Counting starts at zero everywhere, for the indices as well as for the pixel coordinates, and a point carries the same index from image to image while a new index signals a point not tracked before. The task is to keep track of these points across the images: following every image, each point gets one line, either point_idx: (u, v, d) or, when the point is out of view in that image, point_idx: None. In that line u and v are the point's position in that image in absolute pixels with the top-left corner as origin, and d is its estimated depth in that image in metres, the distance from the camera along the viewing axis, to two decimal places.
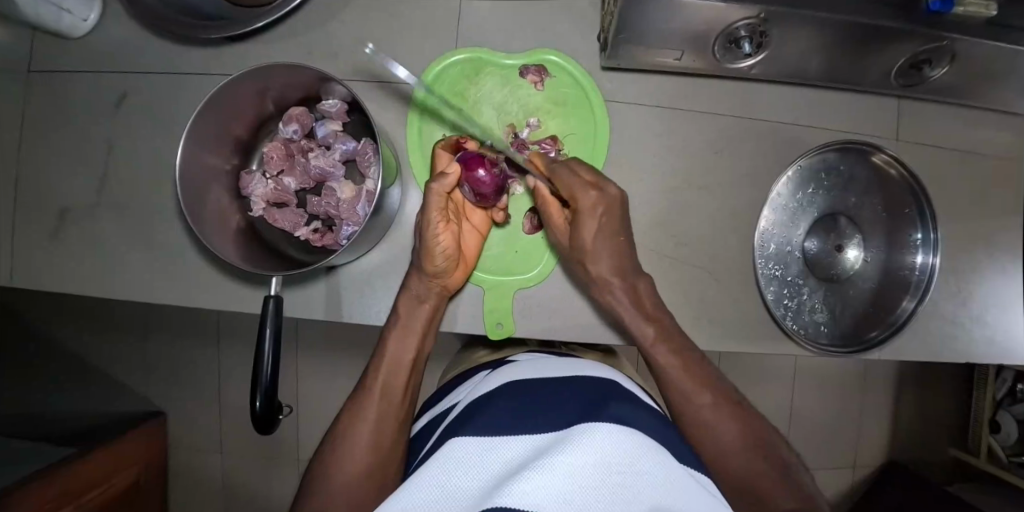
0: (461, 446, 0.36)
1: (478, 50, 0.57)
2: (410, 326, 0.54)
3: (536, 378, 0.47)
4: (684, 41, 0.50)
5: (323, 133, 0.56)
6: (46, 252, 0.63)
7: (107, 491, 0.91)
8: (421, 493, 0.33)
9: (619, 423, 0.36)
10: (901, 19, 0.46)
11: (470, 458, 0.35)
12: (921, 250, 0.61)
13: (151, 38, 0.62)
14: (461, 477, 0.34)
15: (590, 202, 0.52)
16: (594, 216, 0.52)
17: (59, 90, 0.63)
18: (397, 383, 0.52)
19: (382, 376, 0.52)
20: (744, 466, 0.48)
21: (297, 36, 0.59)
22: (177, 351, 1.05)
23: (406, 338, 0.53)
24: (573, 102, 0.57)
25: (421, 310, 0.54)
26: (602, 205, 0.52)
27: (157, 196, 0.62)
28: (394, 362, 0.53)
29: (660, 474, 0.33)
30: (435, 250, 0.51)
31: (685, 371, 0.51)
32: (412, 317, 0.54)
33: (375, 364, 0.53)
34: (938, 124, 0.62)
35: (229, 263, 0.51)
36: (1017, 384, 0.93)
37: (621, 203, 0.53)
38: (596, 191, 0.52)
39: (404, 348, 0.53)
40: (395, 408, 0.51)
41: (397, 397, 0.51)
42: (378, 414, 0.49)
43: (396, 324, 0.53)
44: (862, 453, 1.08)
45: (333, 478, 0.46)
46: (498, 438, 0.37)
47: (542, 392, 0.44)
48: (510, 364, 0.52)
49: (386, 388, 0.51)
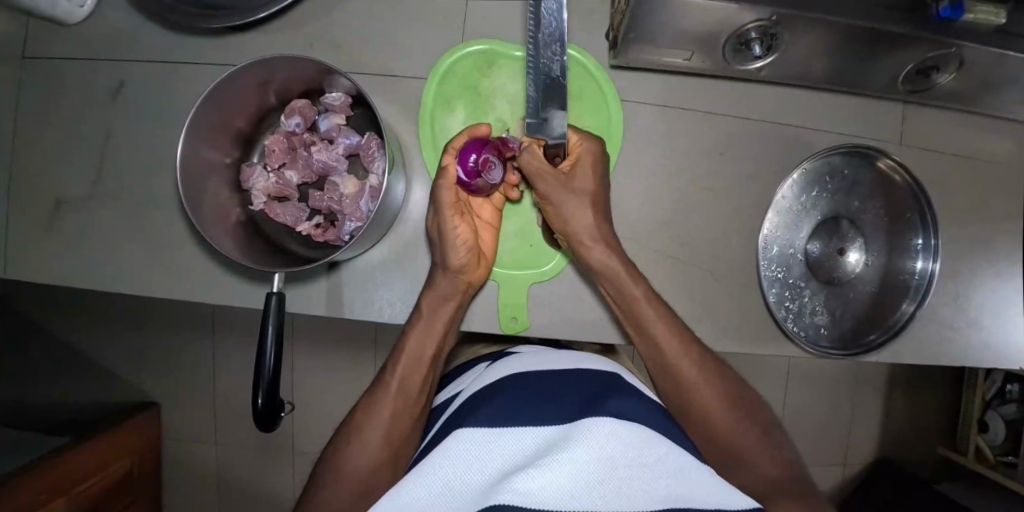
0: (465, 436, 0.36)
1: (490, 41, 0.56)
2: (432, 324, 0.53)
3: (540, 370, 0.47)
4: (693, 42, 0.49)
5: (326, 127, 0.55)
6: (42, 244, 0.62)
7: (111, 473, 0.93)
8: (425, 485, 0.33)
9: (621, 418, 0.36)
10: (912, 25, 0.46)
11: (474, 449, 0.35)
12: (922, 255, 0.62)
13: (151, 26, 0.61)
14: (464, 469, 0.34)
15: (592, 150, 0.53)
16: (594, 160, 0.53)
17: (52, 77, 0.62)
18: (416, 380, 0.50)
19: (399, 375, 0.50)
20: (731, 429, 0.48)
21: (299, 28, 0.58)
22: (172, 343, 1.04)
23: (428, 334, 0.52)
24: (585, 95, 0.57)
25: (445, 308, 0.53)
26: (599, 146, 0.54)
27: (154, 187, 0.61)
28: (414, 357, 0.51)
29: (664, 468, 0.33)
30: (456, 242, 0.52)
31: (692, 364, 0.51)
32: (436, 313, 0.53)
33: (392, 360, 0.52)
34: (941, 129, 0.63)
35: (228, 256, 0.51)
36: (1006, 386, 0.95)
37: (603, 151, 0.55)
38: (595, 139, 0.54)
39: (425, 347, 0.52)
40: (410, 406, 0.50)
41: (414, 396, 0.50)
42: (391, 413, 0.48)
43: (420, 320, 0.53)
44: (852, 452, 1.09)
45: (343, 472, 0.46)
46: (502, 429, 0.36)
47: (545, 385, 0.44)
48: (513, 355, 0.52)
49: (403, 386, 0.50)
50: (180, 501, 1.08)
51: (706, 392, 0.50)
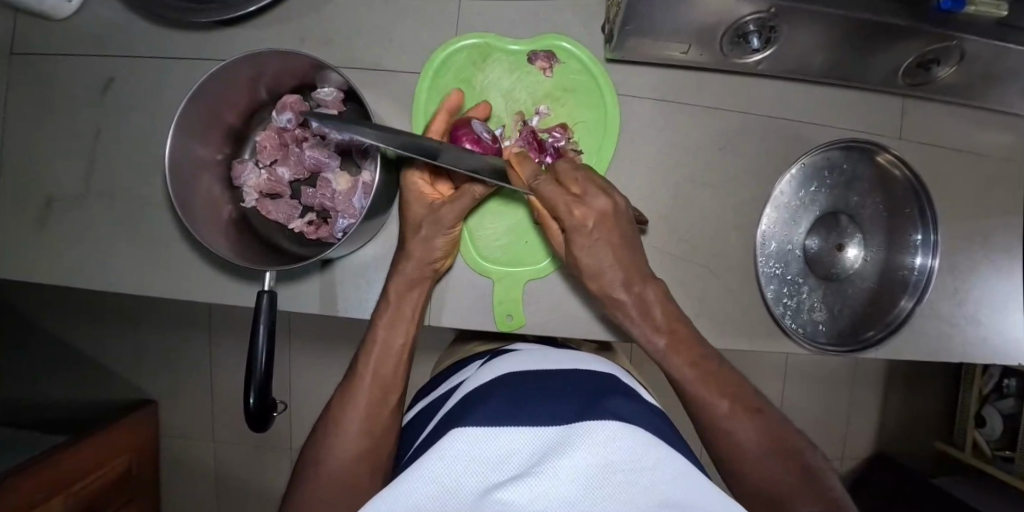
0: (461, 439, 0.34)
1: (486, 35, 0.55)
2: (399, 313, 0.53)
3: (535, 371, 0.46)
4: (690, 36, 0.49)
5: (318, 121, 0.54)
6: (32, 242, 0.61)
7: (104, 474, 0.91)
8: (414, 493, 0.30)
9: (620, 421, 0.35)
10: (914, 18, 0.45)
11: (470, 452, 0.33)
12: (921, 251, 0.61)
13: (140, 20, 0.60)
14: (459, 471, 0.32)
15: (577, 218, 0.48)
16: (583, 232, 0.48)
17: (40, 73, 0.61)
18: (387, 370, 0.50)
19: (372, 365, 0.50)
20: (761, 463, 0.42)
21: (291, 22, 0.57)
22: (168, 340, 1.04)
23: (397, 323, 0.52)
24: (582, 90, 0.56)
25: (411, 296, 0.53)
26: (591, 218, 0.48)
27: (146, 184, 0.61)
28: (383, 346, 0.51)
29: (665, 472, 0.32)
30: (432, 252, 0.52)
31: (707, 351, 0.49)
32: (403, 302, 0.53)
33: (364, 351, 0.52)
34: (942, 124, 0.62)
35: (220, 254, 0.50)
36: (1004, 380, 0.96)
37: (619, 213, 0.49)
38: (581, 206, 0.47)
39: (394, 335, 0.52)
40: (386, 394, 0.49)
41: (388, 386, 0.50)
42: (366, 404, 0.48)
43: (387, 310, 0.52)
44: (851, 446, 1.09)
45: (322, 466, 0.45)
46: (500, 429, 0.35)
47: (540, 385, 0.43)
48: (512, 353, 0.51)
49: (376, 373, 0.50)
50: (178, 498, 1.07)
51: (733, 424, 0.44)
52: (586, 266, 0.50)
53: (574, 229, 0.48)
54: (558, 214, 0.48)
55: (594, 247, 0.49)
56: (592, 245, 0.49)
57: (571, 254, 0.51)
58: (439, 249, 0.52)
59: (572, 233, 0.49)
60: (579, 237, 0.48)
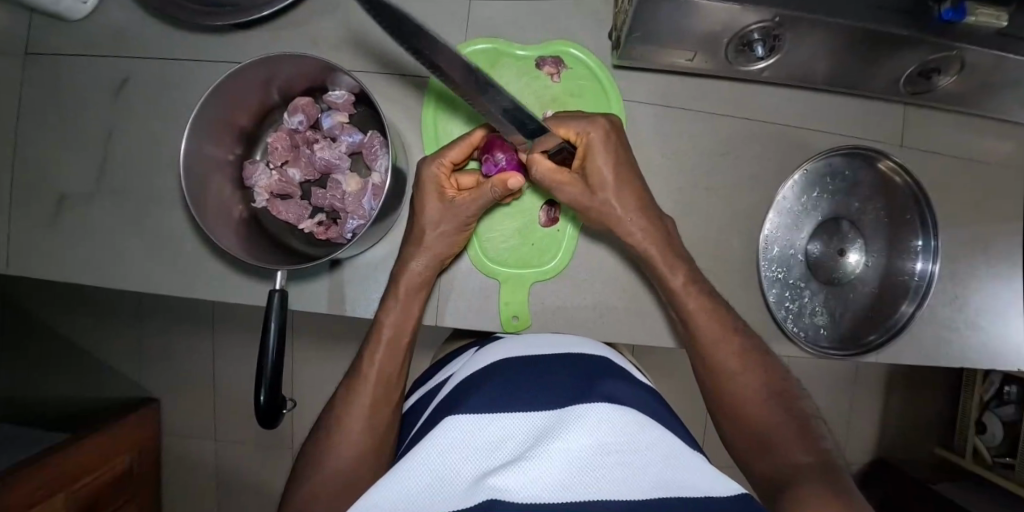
0: (455, 427, 0.34)
1: (493, 41, 0.56)
2: (406, 314, 0.53)
3: (528, 356, 0.47)
4: (695, 43, 0.50)
5: (329, 124, 0.55)
6: (43, 240, 0.62)
7: (105, 472, 0.92)
8: (410, 480, 0.30)
9: (610, 402, 0.36)
10: (915, 28, 0.46)
11: (465, 439, 0.33)
12: (921, 256, 0.62)
13: (155, 23, 0.61)
14: (454, 458, 0.32)
15: (593, 133, 0.51)
16: (600, 146, 0.52)
17: (55, 74, 0.62)
18: (393, 371, 0.51)
19: (377, 364, 0.51)
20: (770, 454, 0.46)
21: (303, 27, 0.58)
22: (173, 339, 1.04)
23: (404, 323, 0.53)
24: (589, 96, 0.57)
25: (416, 296, 0.54)
26: (600, 131, 0.51)
27: (158, 184, 0.62)
28: (390, 344, 0.52)
29: (655, 452, 0.32)
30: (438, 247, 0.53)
31: (709, 346, 0.51)
32: (405, 301, 0.53)
33: (367, 350, 0.52)
34: (943, 132, 0.63)
35: (231, 252, 0.51)
36: (1004, 387, 0.96)
37: (617, 126, 0.53)
38: (588, 121, 0.52)
39: (397, 335, 0.53)
40: (389, 394, 0.50)
41: (393, 385, 0.51)
42: (370, 401, 0.49)
43: (391, 308, 0.53)
44: (851, 451, 1.09)
45: (326, 463, 0.46)
46: (492, 416, 0.35)
47: (532, 370, 0.43)
48: (500, 341, 0.52)
49: (380, 373, 0.51)
50: (179, 496, 1.08)
51: (743, 382, 0.50)
52: (610, 187, 0.52)
53: (592, 147, 0.51)
54: (575, 133, 0.52)
55: (612, 166, 0.52)
56: (609, 160, 0.52)
57: (597, 189, 0.52)
58: (448, 245, 0.54)
59: (592, 155, 0.52)
60: (598, 154, 0.52)
